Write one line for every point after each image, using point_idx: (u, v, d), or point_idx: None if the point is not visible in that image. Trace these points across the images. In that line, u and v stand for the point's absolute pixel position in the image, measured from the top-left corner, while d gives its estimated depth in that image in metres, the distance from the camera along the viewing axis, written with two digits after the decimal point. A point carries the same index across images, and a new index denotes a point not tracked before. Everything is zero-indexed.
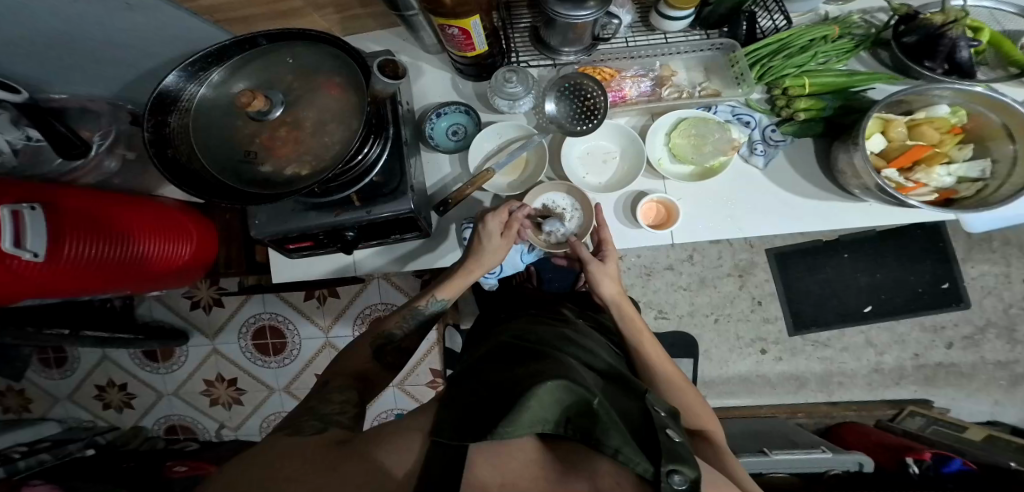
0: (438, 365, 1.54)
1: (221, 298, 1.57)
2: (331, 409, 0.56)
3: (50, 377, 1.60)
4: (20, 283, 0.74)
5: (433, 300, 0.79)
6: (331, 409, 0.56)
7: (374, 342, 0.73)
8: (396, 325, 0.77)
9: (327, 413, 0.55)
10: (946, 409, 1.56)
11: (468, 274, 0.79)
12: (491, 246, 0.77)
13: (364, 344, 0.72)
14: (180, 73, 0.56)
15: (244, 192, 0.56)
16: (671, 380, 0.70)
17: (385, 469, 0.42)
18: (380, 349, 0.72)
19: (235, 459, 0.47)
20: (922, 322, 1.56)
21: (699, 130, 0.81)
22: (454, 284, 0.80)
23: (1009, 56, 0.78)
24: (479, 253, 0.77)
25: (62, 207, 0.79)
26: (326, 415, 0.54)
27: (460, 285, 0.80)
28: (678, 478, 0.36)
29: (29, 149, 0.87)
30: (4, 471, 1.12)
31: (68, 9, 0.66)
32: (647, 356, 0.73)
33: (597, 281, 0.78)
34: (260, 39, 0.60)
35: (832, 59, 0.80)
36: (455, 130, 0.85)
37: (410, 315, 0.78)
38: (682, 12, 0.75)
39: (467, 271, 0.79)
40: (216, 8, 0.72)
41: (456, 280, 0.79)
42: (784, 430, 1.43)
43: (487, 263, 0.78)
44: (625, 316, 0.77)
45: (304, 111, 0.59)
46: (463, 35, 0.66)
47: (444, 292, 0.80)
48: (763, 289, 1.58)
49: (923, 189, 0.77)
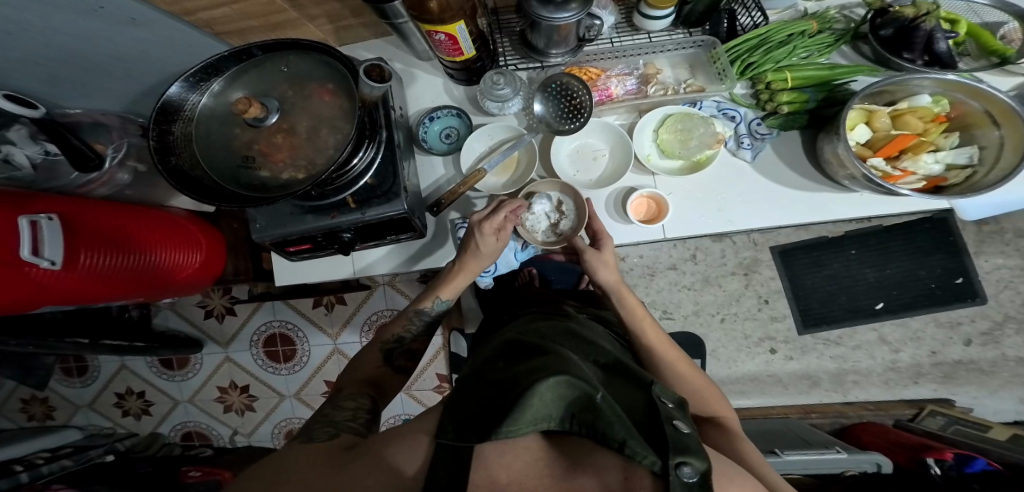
0: (445, 370, 1.56)
1: (234, 306, 1.63)
2: (343, 416, 0.60)
3: (71, 385, 1.66)
4: (40, 291, 0.78)
5: (434, 300, 0.81)
6: (343, 416, 0.60)
7: (387, 344, 0.76)
8: (404, 327, 0.79)
9: (339, 420, 0.59)
10: (968, 408, 1.52)
11: (465, 273, 0.81)
12: (488, 247, 0.77)
13: (373, 350, 0.75)
14: (182, 84, 0.60)
15: (244, 196, 0.60)
16: (675, 368, 0.71)
17: (392, 466, 0.45)
18: (390, 354, 0.75)
19: (254, 466, 0.51)
20: (937, 318, 1.53)
21: (684, 125, 0.83)
22: (453, 283, 0.82)
23: (988, 45, 0.79)
24: (472, 252, 0.79)
25: (78, 218, 0.84)
26: (338, 422, 0.58)
27: (458, 285, 0.82)
28: (688, 471, 0.38)
29: (46, 163, 0.91)
30: (28, 476, 1.16)
31: (80, 26, 0.73)
32: (650, 344, 0.74)
33: (592, 266, 0.79)
34: (255, 50, 0.63)
35: (815, 52, 0.83)
36: (448, 133, 0.88)
37: (413, 317, 0.80)
38: (662, 12, 0.78)
39: (465, 270, 0.81)
40: (218, 20, 0.77)
41: (454, 281, 0.81)
42: (797, 429, 1.40)
43: (479, 264, 0.80)
44: (623, 301, 0.77)
45: (299, 118, 0.63)
46: (449, 40, 0.69)
47: (444, 292, 0.82)
48: (770, 287, 1.57)
49: (911, 177, 0.78)
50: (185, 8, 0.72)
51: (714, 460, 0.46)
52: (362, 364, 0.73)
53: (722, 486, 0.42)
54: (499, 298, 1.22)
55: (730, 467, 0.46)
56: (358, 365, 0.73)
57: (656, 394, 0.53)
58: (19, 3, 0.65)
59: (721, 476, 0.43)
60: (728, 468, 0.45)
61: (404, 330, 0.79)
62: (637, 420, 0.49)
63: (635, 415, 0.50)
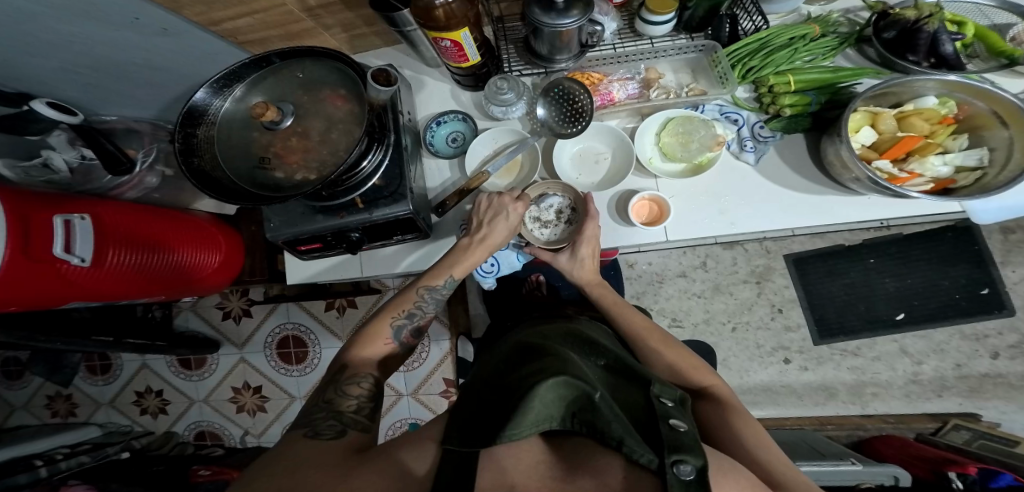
0: (452, 375, 1.57)
1: (250, 308, 1.68)
2: (348, 406, 0.60)
3: (95, 383, 1.72)
4: (69, 287, 0.82)
5: (445, 278, 0.79)
6: (348, 406, 0.60)
7: (395, 320, 0.75)
8: (414, 304, 0.77)
9: (342, 410, 0.59)
10: (995, 424, 1.43)
11: (482, 248, 0.80)
12: (509, 211, 0.80)
13: (382, 324, 0.74)
14: (206, 90, 0.63)
15: (258, 195, 0.62)
16: (654, 347, 0.77)
17: (404, 465, 0.46)
18: (401, 330, 0.75)
19: (257, 463, 0.51)
20: (961, 330, 1.48)
21: (685, 128, 0.84)
22: (467, 261, 0.79)
23: (996, 47, 0.79)
24: (490, 222, 0.80)
25: (107, 218, 0.88)
26: (342, 414, 0.58)
27: (473, 263, 0.80)
28: (686, 469, 0.37)
29: (83, 168, 0.96)
30: (45, 471, 1.21)
31: (115, 38, 0.78)
32: (635, 331, 0.79)
33: (562, 269, 0.85)
34: (273, 58, 0.67)
35: (818, 56, 0.84)
36: (454, 137, 0.91)
37: (422, 295, 0.77)
38: (662, 17, 0.80)
39: (482, 245, 0.80)
40: (241, 30, 0.81)
41: (469, 258, 0.79)
42: (812, 440, 1.35)
43: (497, 239, 0.80)
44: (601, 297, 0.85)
45: (312, 122, 0.66)
46: (455, 46, 0.72)
47: (456, 271, 0.79)
48: (784, 295, 1.54)
49: (918, 178, 0.77)
50: (212, 18, 0.76)
51: (709, 454, 0.46)
52: (366, 342, 0.72)
53: (719, 483, 0.41)
54: (503, 302, 1.23)
55: (725, 461, 0.46)
56: (359, 342, 0.72)
57: (655, 393, 0.52)
58: (59, 16, 0.70)
59: (718, 473, 0.43)
60: (723, 462, 0.45)
61: (416, 307, 0.76)
62: (635, 420, 0.49)
63: (635, 414, 0.50)
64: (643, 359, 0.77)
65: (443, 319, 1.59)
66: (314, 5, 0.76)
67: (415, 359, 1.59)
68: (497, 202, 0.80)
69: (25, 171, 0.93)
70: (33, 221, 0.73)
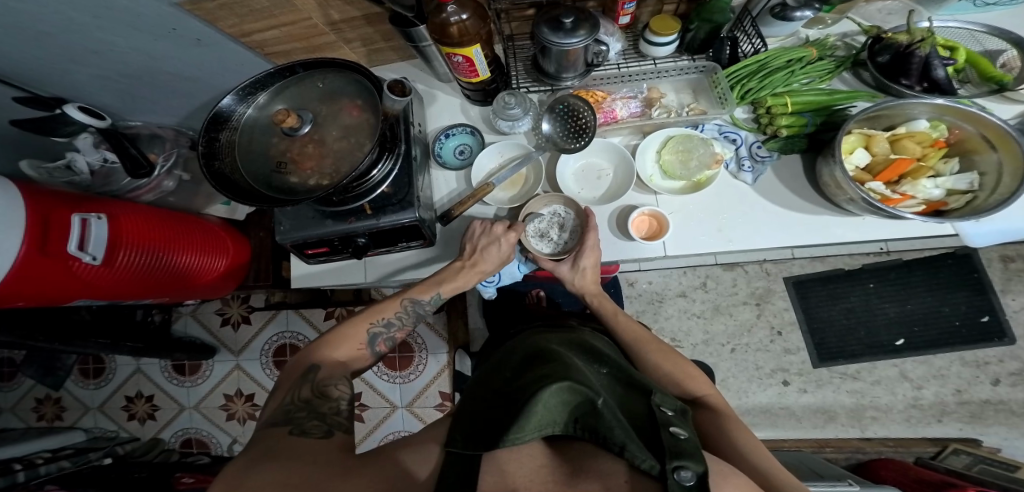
0: (448, 388, 1.57)
1: (250, 315, 1.70)
2: (329, 408, 0.59)
3: (87, 387, 1.72)
4: (77, 283, 0.83)
5: (433, 294, 0.82)
6: (328, 409, 0.59)
7: (372, 326, 0.77)
8: (395, 313, 0.80)
9: (324, 412, 0.58)
10: (997, 450, 1.40)
11: (472, 272, 0.83)
12: (498, 240, 0.82)
13: (359, 328, 0.76)
14: (233, 97, 0.67)
15: (272, 198, 0.64)
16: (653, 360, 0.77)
17: (403, 465, 0.48)
18: (377, 336, 0.77)
19: (242, 453, 0.51)
20: (961, 356, 1.47)
21: (684, 145, 0.87)
22: (455, 282, 0.83)
23: (986, 72, 0.84)
24: (482, 248, 0.83)
25: (122, 218, 0.89)
26: (325, 415, 0.57)
27: (461, 284, 0.83)
28: (686, 474, 0.37)
29: (104, 170, 0.99)
30: (22, 475, 1.17)
31: (147, 49, 0.82)
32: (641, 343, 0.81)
33: (564, 279, 0.88)
34: (297, 68, 0.71)
35: (815, 78, 0.89)
36: (461, 150, 0.95)
37: (405, 305, 0.81)
38: (665, 38, 0.84)
39: (473, 270, 0.83)
40: (268, 42, 0.85)
41: (459, 280, 0.83)
42: (809, 463, 1.31)
43: (488, 265, 0.83)
44: (603, 303, 0.88)
45: (328, 130, 0.69)
46: (466, 62, 0.76)
47: (445, 290, 0.83)
48: (783, 318, 1.55)
49: (910, 200, 0.82)
50: (242, 30, 0.80)
51: (715, 461, 0.47)
52: (339, 342, 0.73)
53: (719, 486, 0.42)
54: (503, 313, 1.25)
55: (727, 467, 0.46)
56: (333, 341, 0.73)
57: (656, 402, 0.53)
58: (100, 28, 0.75)
59: (717, 475, 0.43)
60: (723, 466, 0.46)
61: (396, 316, 0.80)
62: (637, 427, 0.49)
63: (636, 421, 0.50)
64: (639, 365, 0.78)
65: (440, 332, 1.60)
66: (337, 20, 0.81)
67: (412, 371, 1.59)
68: (491, 229, 0.83)
69: (48, 172, 0.97)
70: (52, 220, 0.77)
